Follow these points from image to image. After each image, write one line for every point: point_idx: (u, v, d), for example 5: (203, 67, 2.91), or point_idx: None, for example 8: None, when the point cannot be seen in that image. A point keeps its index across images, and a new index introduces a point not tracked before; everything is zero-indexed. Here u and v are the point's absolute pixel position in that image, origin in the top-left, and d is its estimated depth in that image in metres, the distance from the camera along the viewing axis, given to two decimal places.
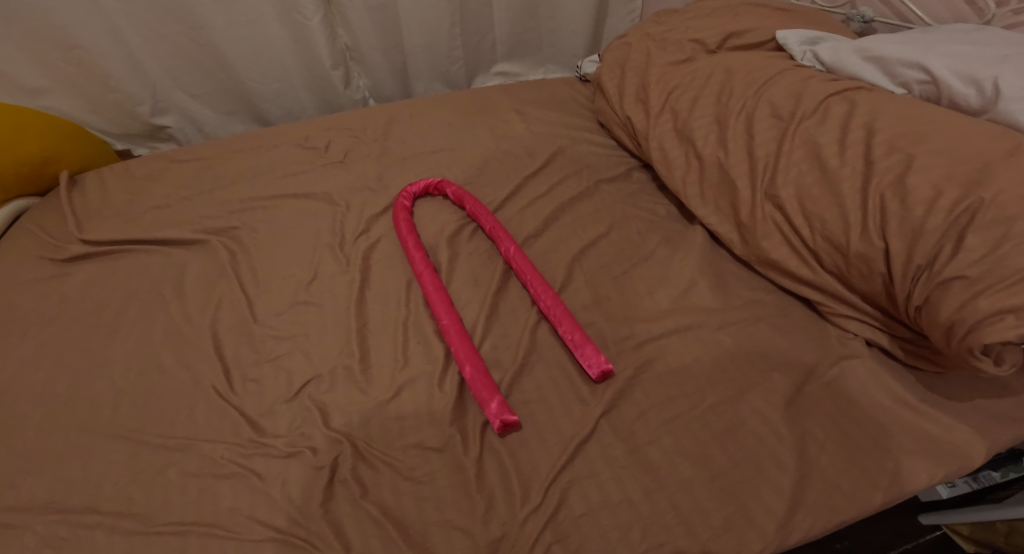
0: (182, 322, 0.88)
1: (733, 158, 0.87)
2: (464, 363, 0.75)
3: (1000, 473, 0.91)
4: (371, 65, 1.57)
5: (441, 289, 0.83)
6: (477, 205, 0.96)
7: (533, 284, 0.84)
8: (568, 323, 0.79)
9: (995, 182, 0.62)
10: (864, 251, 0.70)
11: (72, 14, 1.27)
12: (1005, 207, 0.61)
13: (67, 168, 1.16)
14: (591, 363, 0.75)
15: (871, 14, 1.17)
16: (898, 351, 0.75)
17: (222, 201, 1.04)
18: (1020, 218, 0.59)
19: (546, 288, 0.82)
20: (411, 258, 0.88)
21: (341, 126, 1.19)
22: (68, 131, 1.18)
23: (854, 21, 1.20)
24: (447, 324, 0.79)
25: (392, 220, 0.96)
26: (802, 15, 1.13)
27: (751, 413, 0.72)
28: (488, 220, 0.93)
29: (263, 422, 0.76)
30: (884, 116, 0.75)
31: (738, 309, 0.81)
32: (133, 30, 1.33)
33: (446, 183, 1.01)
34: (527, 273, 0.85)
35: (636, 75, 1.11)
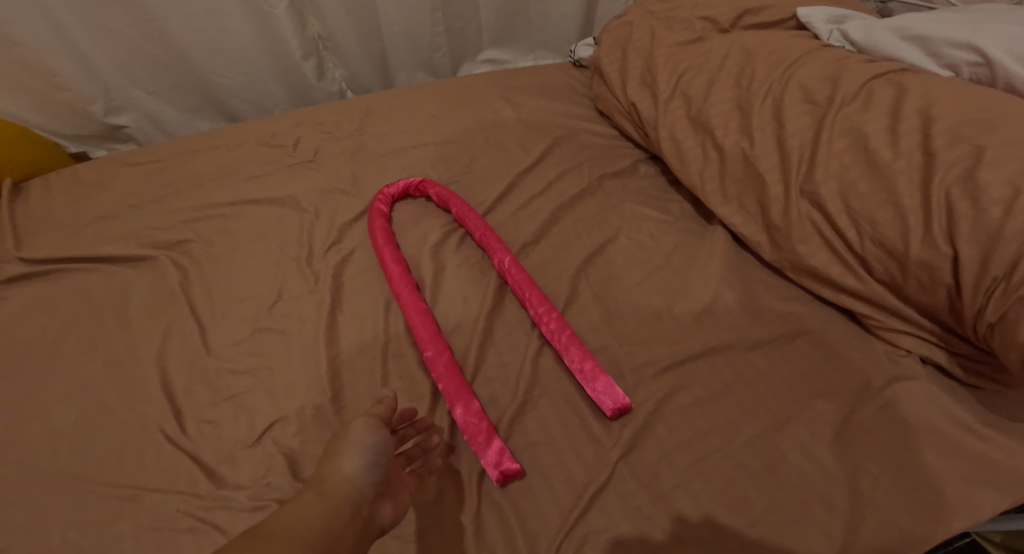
0: (128, 353, 0.76)
1: (760, 149, 0.77)
2: (455, 403, 0.64)
3: None
4: (347, 54, 1.44)
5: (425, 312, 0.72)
6: (464, 207, 0.84)
7: (532, 303, 0.72)
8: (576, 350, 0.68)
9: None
10: (926, 258, 0.60)
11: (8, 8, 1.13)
12: None
13: (9, 176, 1.04)
14: (603, 397, 0.65)
15: None
16: (955, 370, 0.65)
17: (174, 209, 0.91)
18: None
19: (548, 308, 0.71)
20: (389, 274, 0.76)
21: (312, 121, 1.07)
22: (12, 134, 1.06)
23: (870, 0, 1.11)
24: (433, 355, 0.68)
25: (367, 227, 0.84)
26: None
27: (794, 447, 0.62)
28: (477, 224, 0.82)
29: (222, 470, 0.64)
30: (941, 102, 0.66)
31: (771, 325, 0.71)
32: (78, 23, 1.19)
33: (428, 182, 0.89)
34: (526, 290, 0.74)
35: (640, 57, 0.99)
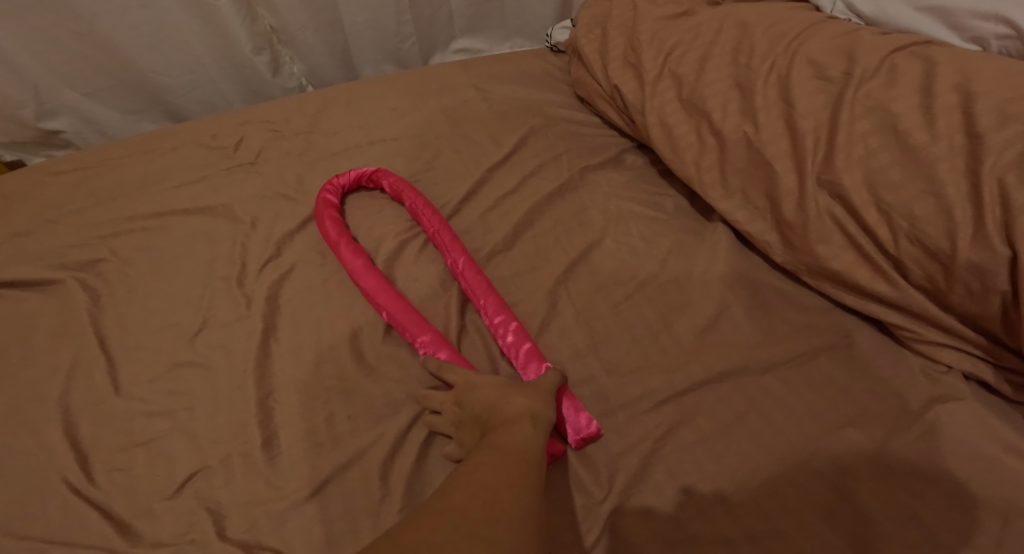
0: (23, 391, 0.62)
1: (766, 134, 0.67)
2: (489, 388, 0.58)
3: None
4: (304, 47, 1.32)
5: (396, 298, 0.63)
6: (417, 199, 0.73)
7: (490, 316, 0.62)
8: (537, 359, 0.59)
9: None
10: (979, 260, 0.52)
11: None
12: None
13: None
14: (564, 422, 0.55)
15: None
16: (1004, 388, 0.55)
17: (94, 222, 0.79)
18: None
19: (509, 325, 0.61)
20: (346, 262, 0.67)
21: (259, 119, 0.95)
22: None
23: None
24: (428, 343, 0.59)
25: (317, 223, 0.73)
26: None
27: (823, 486, 0.51)
28: (433, 220, 0.71)
29: (136, 527, 0.52)
30: (982, 76, 0.58)
31: (786, 340, 0.61)
32: None
33: (380, 171, 0.78)
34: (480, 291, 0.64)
35: (622, 34, 0.88)
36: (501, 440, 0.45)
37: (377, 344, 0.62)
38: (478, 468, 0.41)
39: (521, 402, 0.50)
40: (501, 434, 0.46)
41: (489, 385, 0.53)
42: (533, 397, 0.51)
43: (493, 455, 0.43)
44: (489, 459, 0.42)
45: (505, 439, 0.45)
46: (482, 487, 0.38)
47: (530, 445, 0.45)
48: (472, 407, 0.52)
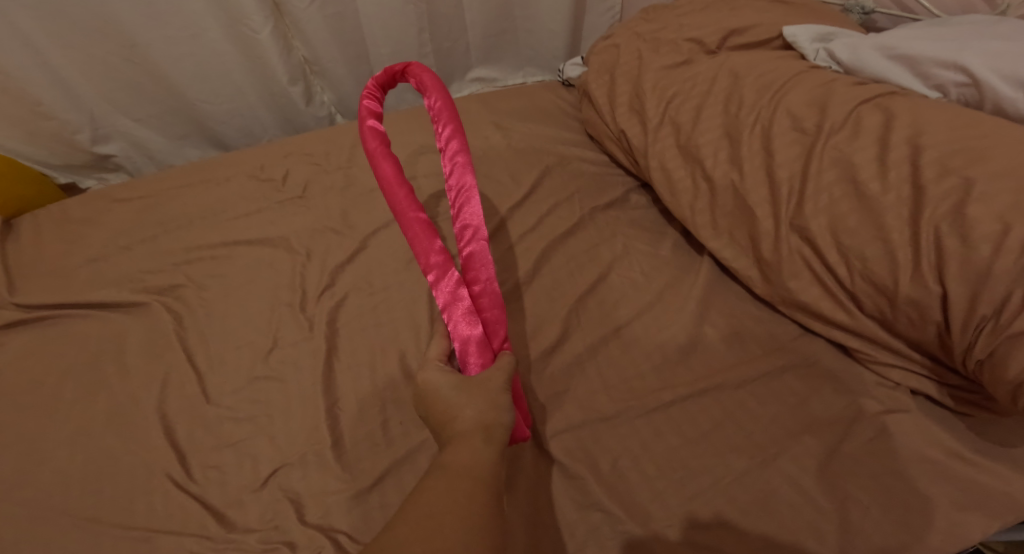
0: (126, 400, 0.75)
1: (749, 184, 0.78)
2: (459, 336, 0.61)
3: None
4: (334, 78, 1.49)
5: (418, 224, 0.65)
6: (448, 113, 0.68)
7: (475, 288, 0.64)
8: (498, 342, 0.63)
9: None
10: (916, 296, 0.63)
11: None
12: None
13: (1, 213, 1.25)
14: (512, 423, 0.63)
15: (871, 6, 1.26)
16: (946, 400, 0.67)
17: (166, 251, 0.92)
18: None
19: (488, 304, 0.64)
20: (377, 171, 0.68)
21: (301, 152, 1.07)
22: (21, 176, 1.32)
23: (854, 12, 1.29)
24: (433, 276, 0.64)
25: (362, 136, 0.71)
26: (804, 8, 1.14)
27: (784, 480, 0.63)
28: (455, 149, 0.67)
29: (230, 514, 0.64)
30: (930, 131, 0.69)
31: (761, 360, 0.73)
32: (61, 53, 1.24)
33: (425, 72, 0.72)
34: (470, 255, 0.65)
35: (628, 82, 1.00)
36: (447, 459, 0.45)
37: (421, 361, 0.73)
38: (422, 494, 0.41)
39: (481, 401, 0.51)
40: (450, 452, 0.47)
41: (444, 380, 0.54)
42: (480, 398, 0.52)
43: (442, 478, 0.43)
44: (437, 476, 0.43)
45: (452, 457, 0.46)
46: (431, 499, 0.40)
47: (478, 459, 0.45)
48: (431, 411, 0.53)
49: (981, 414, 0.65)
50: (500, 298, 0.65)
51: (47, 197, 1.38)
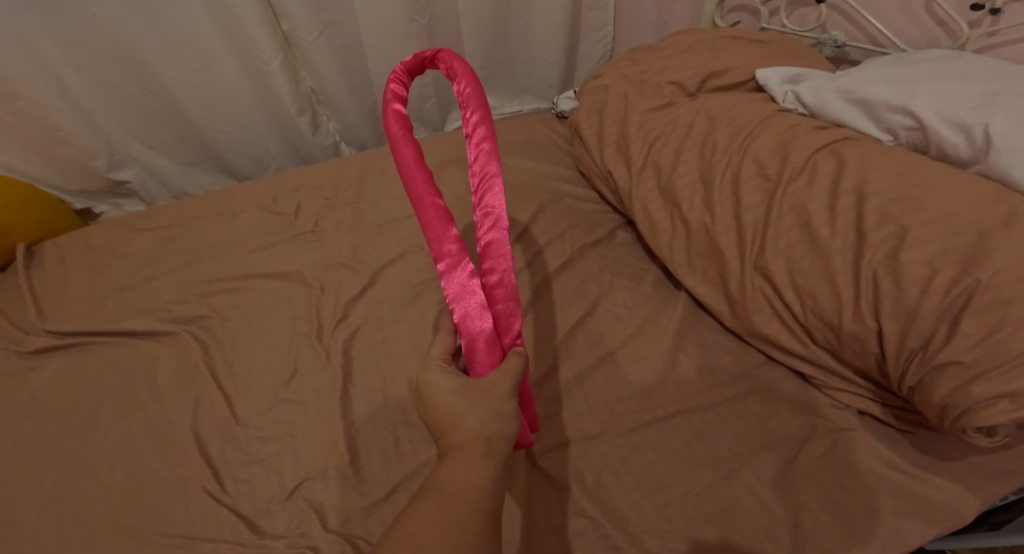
0: (160, 419, 0.85)
1: (720, 227, 0.87)
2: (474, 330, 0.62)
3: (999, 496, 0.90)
4: (338, 108, 1.64)
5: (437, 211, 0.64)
6: (477, 101, 0.66)
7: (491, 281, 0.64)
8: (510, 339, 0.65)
9: (990, 261, 0.65)
10: (856, 330, 0.72)
11: (27, 81, 1.35)
12: (1000, 290, 0.63)
13: (23, 240, 1.35)
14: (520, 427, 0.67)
15: (843, 39, 1.36)
16: (890, 420, 0.76)
17: (189, 282, 1.03)
18: (1014, 301, 0.62)
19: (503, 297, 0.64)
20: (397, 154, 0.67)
21: (311, 186, 1.16)
22: (44, 205, 1.43)
23: (827, 45, 1.39)
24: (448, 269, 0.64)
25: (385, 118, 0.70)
26: (780, 46, 1.24)
27: (745, 491, 0.73)
28: (482, 135, 0.66)
29: (261, 522, 0.73)
30: (874, 179, 0.78)
31: (727, 386, 0.82)
32: (82, 81, 1.40)
33: (455, 58, 0.71)
34: (489, 245, 0.65)
35: (615, 123, 1.09)
36: (443, 477, 0.48)
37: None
38: (413, 515, 0.44)
39: (485, 407, 0.53)
40: (447, 464, 0.49)
41: (448, 383, 0.55)
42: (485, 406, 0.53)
43: (436, 495, 0.47)
44: (430, 497, 0.46)
45: (446, 475, 0.48)
46: (421, 524, 0.43)
47: (472, 477, 0.48)
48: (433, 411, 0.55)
49: (921, 432, 0.74)
50: (516, 292, 0.65)
51: (67, 223, 1.49)
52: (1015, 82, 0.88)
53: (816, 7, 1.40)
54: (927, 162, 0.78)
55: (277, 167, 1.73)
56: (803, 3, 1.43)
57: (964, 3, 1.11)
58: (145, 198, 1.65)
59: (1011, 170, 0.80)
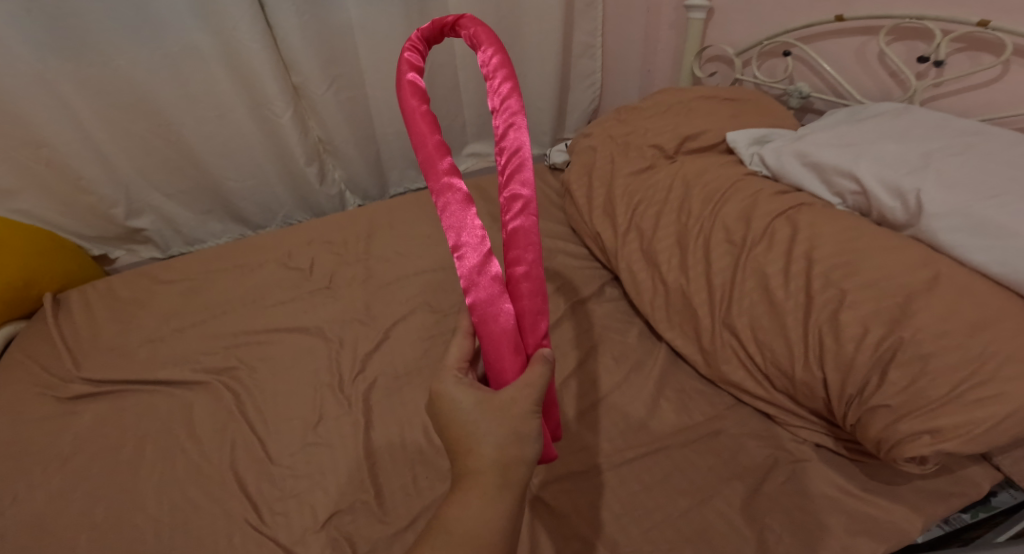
0: (201, 459, 1.02)
1: (693, 287, 1.01)
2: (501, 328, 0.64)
3: (971, 514, 0.89)
4: (343, 157, 1.87)
5: (459, 190, 0.66)
6: (508, 85, 0.69)
7: (519, 274, 0.67)
8: (535, 333, 0.67)
9: (913, 320, 0.78)
10: (806, 379, 0.86)
11: (58, 133, 1.54)
12: (920, 345, 0.77)
13: (54, 288, 1.46)
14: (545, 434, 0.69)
15: (808, 90, 1.51)
16: (842, 450, 0.88)
17: (217, 334, 1.24)
18: (933, 355, 0.76)
19: (531, 291, 0.67)
20: (422, 143, 0.69)
21: (319, 245, 1.42)
22: (74, 255, 1.56)
23: (794, 96, 1.54)
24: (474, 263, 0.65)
25: (407, 102, 0.72)
26: (750, 105, 1.38)
27: (717, 515, 0.84)
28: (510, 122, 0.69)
29: (297, 548, 0.87)
30: (821, 244, 0.91)
31: (702, 424, 0.95)
32: (104, 128, 1.58)
33: (479, 25, 0.73)
34: (515, 232, 0.67)
35: (603, 186, 1.26)
36: (453, 520, 0.55)
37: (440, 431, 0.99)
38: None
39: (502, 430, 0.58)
40: (458, 504, 0.56)
41: (467, 400, 0.60)
42: (505, 427, 0.58)
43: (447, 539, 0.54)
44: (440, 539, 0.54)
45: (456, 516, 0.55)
46: None
47: (477, 521, 0.54)
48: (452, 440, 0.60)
49: (869, 460, 0.86)
50: (542, 284, 0.68)
51: (92, 272, 1.62)
52: (947, 142, 1.00)
53: (783, 60, 1.58)
54: (865, 228, 0.90)
55: (284, 215, 1.94)
56: (772, 55, 1.60)
57: (910, 57, 1.29)
58: (159, 243, 1.84)
59: (939, 234, 0.91)
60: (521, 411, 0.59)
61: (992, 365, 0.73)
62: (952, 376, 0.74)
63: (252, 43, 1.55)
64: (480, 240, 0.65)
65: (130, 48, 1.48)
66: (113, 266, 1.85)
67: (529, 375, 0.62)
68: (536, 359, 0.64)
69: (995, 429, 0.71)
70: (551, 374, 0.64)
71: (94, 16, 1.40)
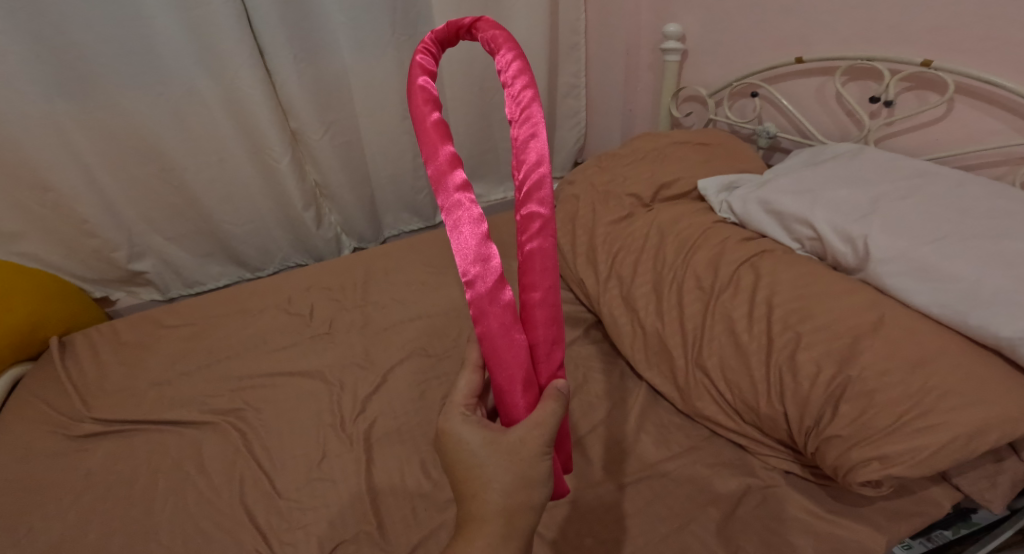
0: (211, 494, 1.07)
1: (668, 331, 1.11)
2: (513, 361, 0.65)
3: (951, 530, 1.01)
4: (340, 203, 1.97)
5: (475, 202, 0.65)
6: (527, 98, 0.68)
7: (534, 301, 0.67)
8: (549, 362, 0.69)
9: (858, 360, 0.89)
10: (770, 413, 0.96)
11: (64, 177, 1.61)
12: (865, 382, 0.87)
13: (66, 329, 1.53)
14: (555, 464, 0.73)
15: (774, 130, 1.61)
16: (808, 475, 0.96)
17: (223, 378, 1.30)
18: (876, 391, 0.86)
19: (546, 320, 0.67)
20: (436, 157, 0.67)
21: (319, 292, 1.52)
22: (84, 299, 1.64)
23: (762, 135, 1.64)
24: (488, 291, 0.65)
25: (420, 110, 0.70)
26: (722, 148, 1.49)
27: (694, 539, 0.92)
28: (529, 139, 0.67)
29: None
30: (780, 291, 1.02)
31: (680, 455, 1.04)
32: (107, 172, 1.65)
33: (498, 29, 0.72)
34: (532, 258, 0.66)
35: (585, 233, 1.38)
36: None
37: (437, 466, 1.06)
38: None
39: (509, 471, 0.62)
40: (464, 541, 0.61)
41: (476, 438, 0.64)
42: (514, 471, 0.62)
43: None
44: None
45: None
46: None
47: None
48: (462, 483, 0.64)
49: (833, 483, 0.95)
50: (557, 313, 0.68)
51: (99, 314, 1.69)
52: (893, 187, 1.11)
53: (751, 100, 1.69)
54: (818, 274, 1.02)
55: (281, 257, 2.02)
56: (741, 96, 1.72)
57: (864, 97, 1.38)
58: (159, 286, 1.89)
59: (884, 278, 1.01)
60: (530, 454, 0.62)
61: (929, 400, 0.83)
62: (896, 408, 0.84)
63: (251, 91, 1.64)
64: (495, 261, 0.65)
65: (135, 94, 1.56)
66: (114, 308, 1.89)
67: (538, 414, 0.64)
68: (549, 395, 0.66)
69: (936, 455, 0.80)
70: (563, 412, 0.66)
71: (101, 67, 1.50)
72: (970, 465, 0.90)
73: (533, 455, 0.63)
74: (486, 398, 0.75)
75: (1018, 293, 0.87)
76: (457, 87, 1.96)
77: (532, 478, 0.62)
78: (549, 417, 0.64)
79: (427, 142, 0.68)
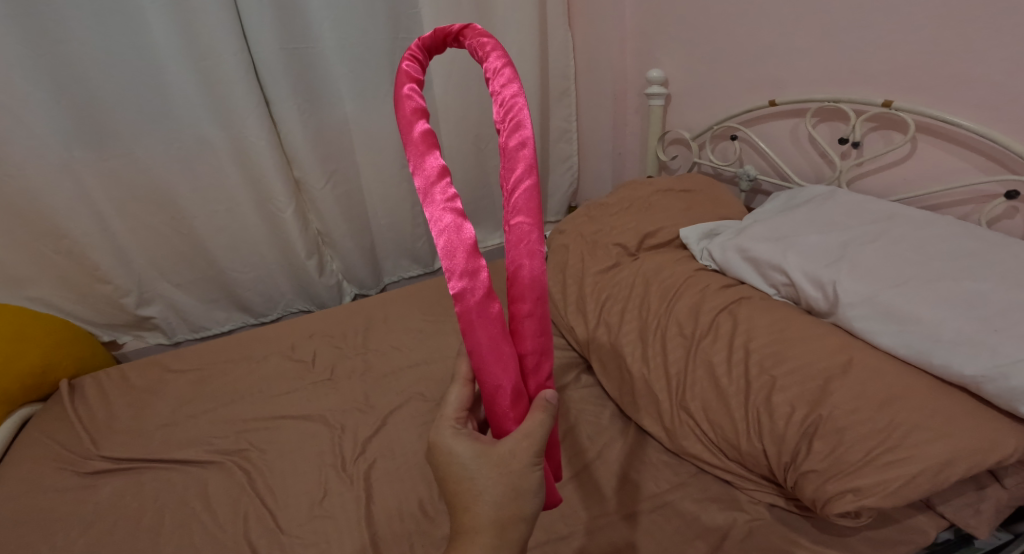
0: (216, 530, 1.11)
1: (654, 375, 1.19)
2: (502, 370, 0.70)
3: None
4: (341, 250, 2.05)
5: (463, 215, 0.70)
6: (515, 104, 0.73)
7: (524, 309, 0.72)
8: (538, 376, 0.74)
9: (829, 400, 0.96)
10: (750, 450, 1.03)
11: (73, 222, 1.67)
12: (835, 420, 0.94)
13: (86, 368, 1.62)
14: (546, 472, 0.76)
15: (755, 173, 1.69)
16: (793, 508, 1.01)
17: (227, 421, 1.35)
18: (846, 428, 0.93)
19: (534, 327, 0.73)
20: (424, 166, 0.73)
21: (321, 339, 1.58)
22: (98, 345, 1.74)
23: (744, 178, 1.72)
24: (477, 302, 0.70)
25: (408, 119, 0.75)
26: (702, 196, 1.59)
27: None
28: (518, 144, 0.72)
29: None
30: (756, 336, 1.11)
31: (667, 490, 1.10)
32: (119, 219, 1.73)
33: (485, 35, 0.78)
34: (520, 269, 0.71)
35: (575, 282, 1.49)
36: None
37: (433, 505, 1.11)
38: None
39: (506, 498, 0.67)
40: None
41: (470, 463, 0.69)
42: (503, 483, 0.67)
43: None
44: None
45: None
46: None
47: None
48: (458, 516, 0.68)
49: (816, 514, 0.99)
50: (545, 322, 0.73)
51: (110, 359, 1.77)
52: (861, 231, 1.17)
53: (732, 143, 1.78)
54: (789, 321, 1.11)
55: (285, 303, 2.09)
56: (722, 140, 1.81)
57: (834, 138, 1.46)
58: (166, 330, 1.95)
59: (852, 320, 1.05)
60: (519, 466, 0.67)
61: (898, 434, 0.89)
62: (866, 443, 0.90)
63: (257, 140, 1.73)
64: (482, 274, 0.70)
65: (147, 142, 1.65)
66: (121, 352, 1.96)
67: (527, 427, 0.69)
68: (536, 407, 0.70)
69: (904, 487, 0.86)
70: (552, 423, 0.71)
71: (115, 116, 1.59)
72: (953, 493, 0.95)
73: (522, 470, 0.67)
74: (477, 411, 0.80)
75: (978, 334, 0.92)
76: (453, 133, 2.07)
77: (520, 490, 0.67)
78: (536, 429, 0.69)
79: (416, 152, 0.74)
